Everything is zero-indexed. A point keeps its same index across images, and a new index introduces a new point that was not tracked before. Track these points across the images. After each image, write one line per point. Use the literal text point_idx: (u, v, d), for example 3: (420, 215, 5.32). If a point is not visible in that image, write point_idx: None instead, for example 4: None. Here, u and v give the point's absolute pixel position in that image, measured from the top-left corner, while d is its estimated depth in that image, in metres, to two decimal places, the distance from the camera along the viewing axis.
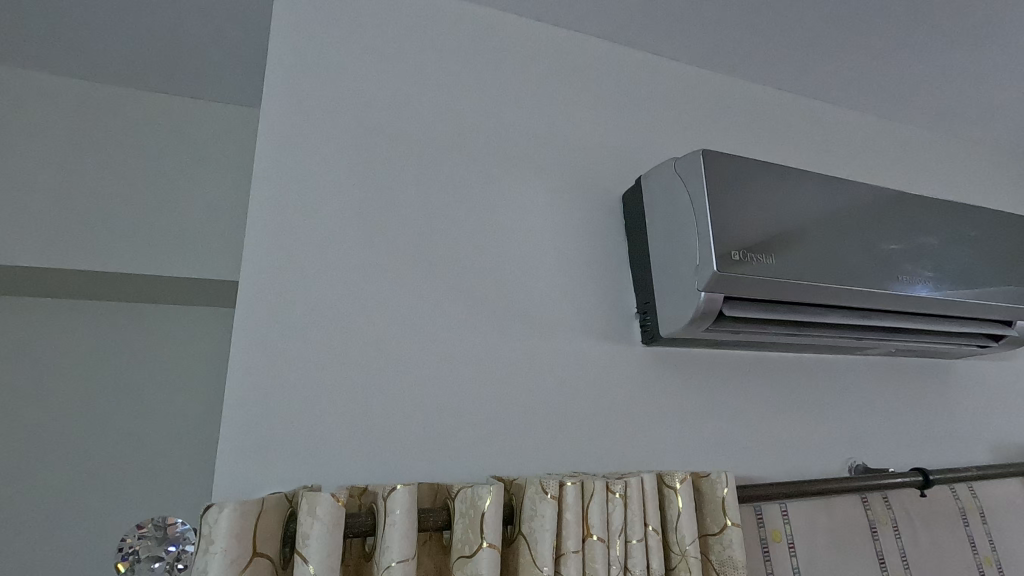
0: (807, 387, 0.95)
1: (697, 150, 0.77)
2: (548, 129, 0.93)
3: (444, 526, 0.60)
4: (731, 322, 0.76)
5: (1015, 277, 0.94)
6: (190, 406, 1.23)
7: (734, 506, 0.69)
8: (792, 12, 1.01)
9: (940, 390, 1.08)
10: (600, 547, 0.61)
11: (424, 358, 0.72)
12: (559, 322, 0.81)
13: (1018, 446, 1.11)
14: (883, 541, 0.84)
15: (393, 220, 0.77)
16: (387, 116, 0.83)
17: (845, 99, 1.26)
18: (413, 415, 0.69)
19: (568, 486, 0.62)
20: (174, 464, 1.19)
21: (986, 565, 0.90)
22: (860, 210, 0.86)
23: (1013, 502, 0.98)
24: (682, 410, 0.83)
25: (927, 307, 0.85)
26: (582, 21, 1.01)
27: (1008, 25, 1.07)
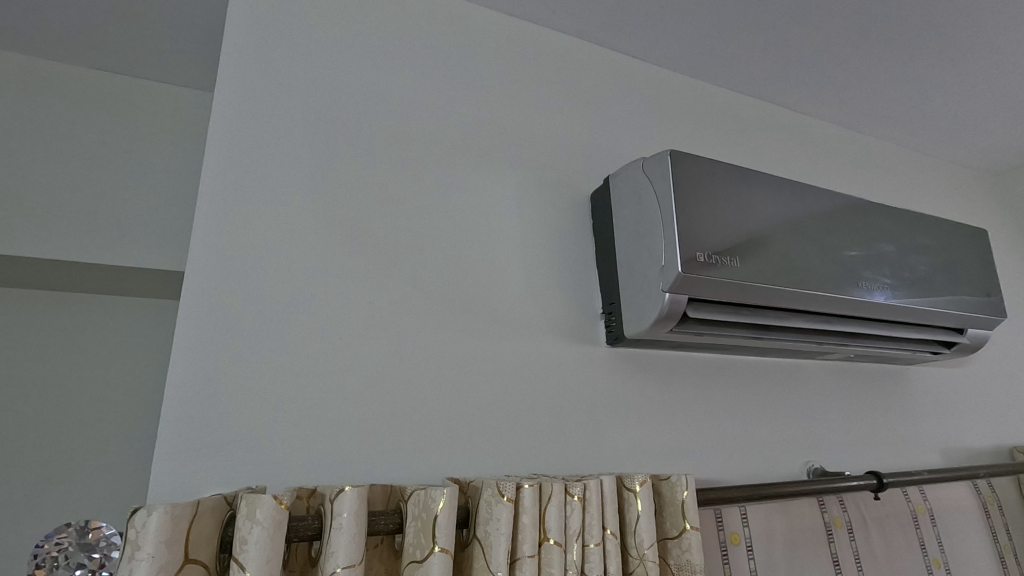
0: (765, 390, 1.00)
1: (670, 152, 0.82)
2: (519, 131, 0.95)
3: (396, 529, 0.59)
4: (690, 322, 0.83)
5: (952, 287, 1.04)
6: (143, 402, 1.18)
7: (693, 509, 0.69)
8: (765, 24, 1.03)
9: (892, 393, 1.14)
10: (557, 551, 0.60)
11: (386, 360, 0.73)
12: (529, 322, 0.84)
13: (961, 450, 1.18)
14: (837, 542, 0.94)
15: (357, 223, 0.77)
16: (358, 111, 0.83)
17: (819, 105, 1.28)
18: (372, 418, 0.70)
19: (525, 488, 0.61)
20: (122, 462, 1.13)
21: (933, 566, 1.01)
22: (819, 219, 0.93)
23: (957, 504, 1.08)
24: (644, 411, 0.88)
25: (872, 312, 0.93)
26: (558, 20, 1.02)
27: (978, 39, 1.09)
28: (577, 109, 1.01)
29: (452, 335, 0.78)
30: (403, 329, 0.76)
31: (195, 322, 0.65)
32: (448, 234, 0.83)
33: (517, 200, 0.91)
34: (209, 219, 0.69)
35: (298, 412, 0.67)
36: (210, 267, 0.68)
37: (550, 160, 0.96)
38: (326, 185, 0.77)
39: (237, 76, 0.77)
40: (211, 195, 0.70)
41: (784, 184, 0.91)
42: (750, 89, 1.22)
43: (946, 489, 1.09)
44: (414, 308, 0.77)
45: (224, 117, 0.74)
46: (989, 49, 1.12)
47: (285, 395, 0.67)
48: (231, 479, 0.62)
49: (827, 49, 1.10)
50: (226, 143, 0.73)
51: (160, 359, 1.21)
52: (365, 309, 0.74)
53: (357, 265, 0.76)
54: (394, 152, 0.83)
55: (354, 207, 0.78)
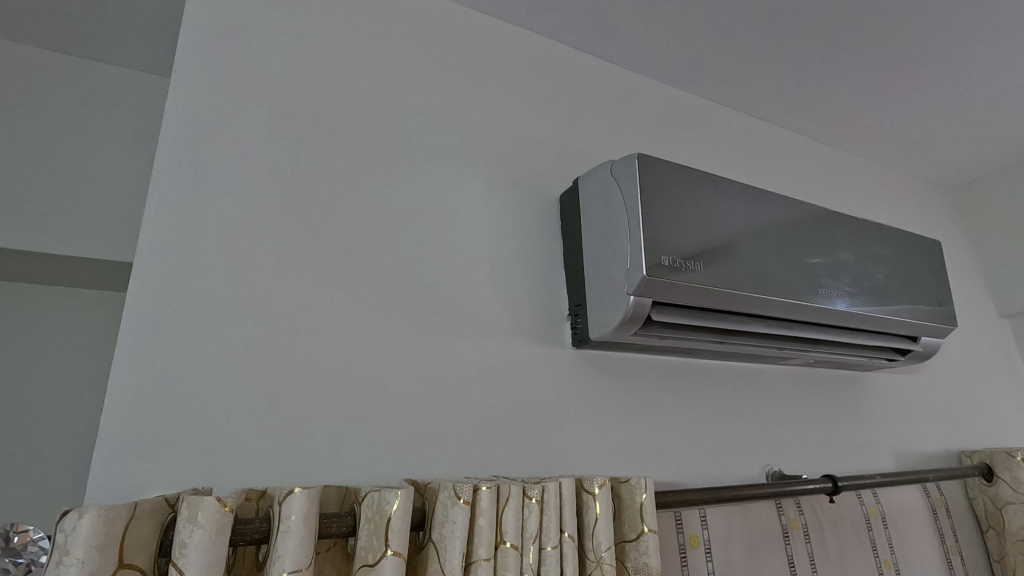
0: (728, 394, 1.01)
1: (637, 155, 0.83)
2: (489, 129, 0.94)
3: (348, 532, 0.58)
4: (655, 326, 0.84)
5: (907, 296, 1.08)
6: (80, 402, 1.12)
7: (651, 512, 0.69)
8: (734, 33, 1.05)
9: (850, 398, 1.17)
10: (513, 554, 0.60)
11: (346, 358, 0.72)
12: (494, 322, 0.84)
13: (913, 454, 1.21)
14: (793, 544, 0.95)
15: (319, 216, 0.76)
16: (322, 102, 0.81)
17: (786, 115, 1.31)
18: (329, 417, 0.69)
19: (482, 490, 0.60)
20: (57, 464, 1.07)
21: (884, 567, 1.03)
22: (782, 226, 0.95)
23: (907, 507, 1.12)
24: (608, 413, 0.88)
25: (830, 319, 0.95)
26: (531, 20, 1.02)
27: (936, 56, 1.13)
28: (549, 110, 1.01)
29: (415, 334, 0.77)
30: (364, 328, 0.74)
31: (142, 315, 0.62)
32: (414, 232, 0.82)
33: (486, 199, 0.90)
34: (162, 209, 0.67)
35: (252, 410, 0.65)
36: (160, 258, 0.65)
37: (520, 160, 0.95)
38: (287, 178, 0.75)
39: (195, 61, 0.74)
40: (164, 183, 0.68)
41: (749, 192, 0.93)
42: (720, 97, 1.24)
43: (898, 493, 1.12)
44: (375, 306, 0.76)
45: (180, 103, 0.71)
46: (946, 66, 1.16)
47: (238, 393, 0.65)
48: (178, 480, 0.60)
49: (795, 60, 1.12)
50: (180, 130, 0.70)
51: (107, 357, 1.17)
52: (325, 305, 0.72)
53: (317, 261, 0.74)
54: (359, 145, 0.82)
55: (316, 201, 0.76)
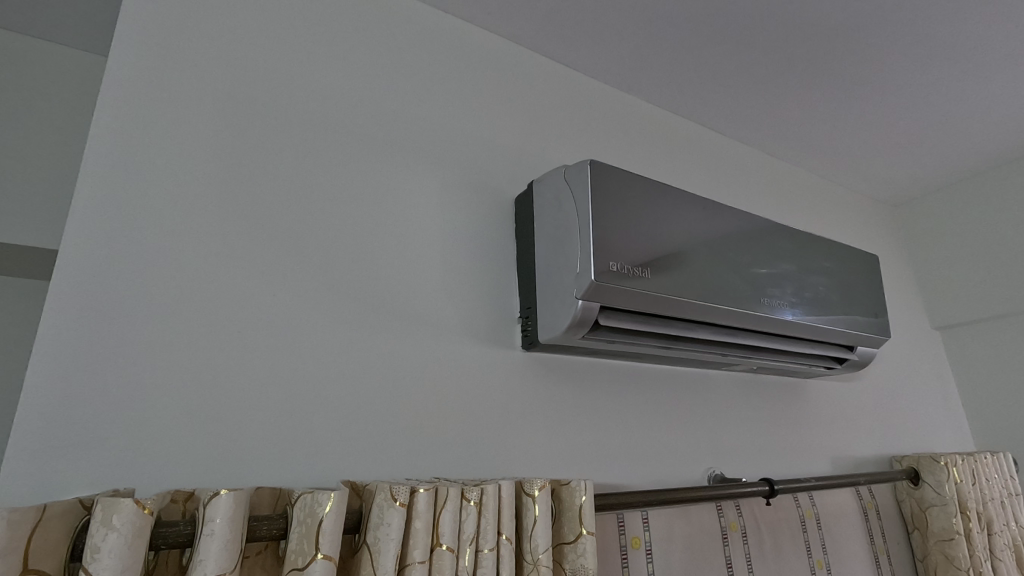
0: (674, 398, 1.03)
1: (590, 161, 0.84)
2: (445, 127, 0.93)
3: (279, 535, 0.56)
4: (603, 330, 0.85)
5: (845, 307, 1.12)
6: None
7: (590, 514, 0.70)
8: (690, 44, 1.08)
9: (791, 404, 1.21)
10: (449, 556, 0.59)
11: (286, 356, 0.70)
12: (443, 322, 0.83)
13: (849, 459, 1.27)
14: (731, 546, 0.98)
15: (264, 211, 0.74)
16: (272, 92, 0.79)
17: (738, 127, 1.35)
18: (268, 416, 0.67)
19: (419, 492, 0.59)
20: None
21: (816, 567, 1.07)
22: (729, 236, 0.97)
23: (841, 509, 1.17)
24: (555, 416, 0.89)
25: (771, 327, 0.99)
26: (492, 21, 1.02)
27: (879, 77, 1.19)
28: (507, 112, 1.01)
29: (360, 333, 0.76)
30: (308, 325, 0.72)
31: (66, 306, 0.59)
32: (364, 230, 0.80)
33: (440, 198, 0.89)
34: (92, 194, 0.63)
35: (185, 407, 0.63)
36: (89, 246, 0.62)
37: (476, 160, 0.95)
38: (232, 169, 0.73)
39: (135, 41, 0.71)
40: (96, 167, 0.64)
41: (698, 201, 0.95)
42: (676, 107, 1.27)
43: (832, 495, 1.17)
44: (321, 303, 0.74)
45: (117, 84, 0.68)
46: (886, 87, 1.22)
47: (168, 389, 0.62)
48: (99, 480, 0.57)
49: (747, 73, 1.16)
50: (116, 113, 0.67)
51: (26, 348, 1.10)
52: (267, 302, 0.71)
53: (261, 256, 0.72)
54: (310, 138, 0.80)
55: (262, 194, 0.74)
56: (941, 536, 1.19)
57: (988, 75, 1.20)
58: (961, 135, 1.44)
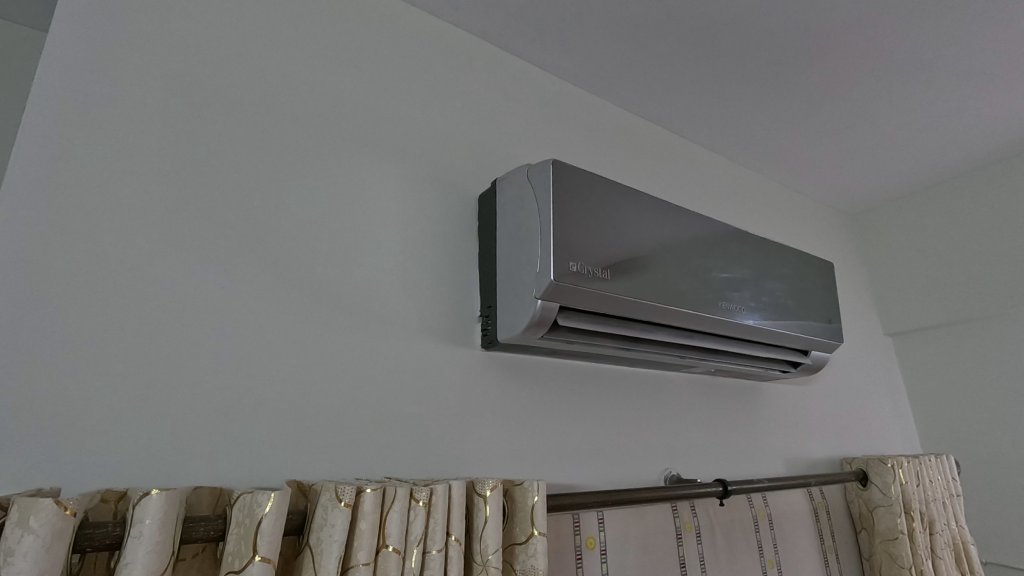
0: (633, 399, 1.04)
1: (553, 161, 0.83)
2: (409, 122, 0.92)
3: (216, 536, 0.54)
4: (563, 331, 0.85)
5: (801, 312, 1.15)
6: None
7: (542, 514, 0.69)
8: (657, 49, 1.09)
9: (748, 406, 1.24)
10: (394, 558, 0.58)
11: (234, 351, 0.68)
12: (401, 319, 0.82)
13: (802, 460, 1.30)
14: (686, 546, 0.99)
15: (215, 200, 0.71)
16: (227, 79, 0.76)
17: (703, 133, 1.38)
18: (213, 413, 0.65)
19: (366, 492, 0.58)
20: None
21: (768, 566, 1.10)
22: (690, 241, 0.98)
23: (792, 510, 1.19)
24: (513, 415, 0.88)
25: (729, 330, 1.00)
26: (460, 16, 1.01)
27: (838, 88, 1.22)
28: (473, 110, 1.01)
29: (314, 329, 0.74)
30: (258, 320, 0.70)
31: None
32: (320, 223, 0.79)
33: (401, 194, 0.88)
34: (25, 177, 0.60)
35: (123, 403, 0.60)
36: (19, 231, 0.58)
37: (439, 157, 0.94)
38: (181, 157, 0.70)
39: (79, 18, 0.68)
40: (31, 148, 0.61)
41: (660, 205, 0.96)
42: (644, 110, 1.28)
43: (785, 496, 1.20)
44: (272, 297, 0.72)
45: (57, 62, 0.65)
46: (844, 98, 1.26)
47: (104, 384, 0.59)
48: (23, 478, 0.54)
49: (712, 80, 1.18)
50: (55, 93, 0.64)
51: None
52: (214, 295, 0.68)
53: (209, 247, 0.69)
54: (266, 127, 0.78)
55: (213, 184, 0.72)
56: (886, 536, 1.23)
57: (937, 92, 1.25)
58: (914, 148, 1.49)
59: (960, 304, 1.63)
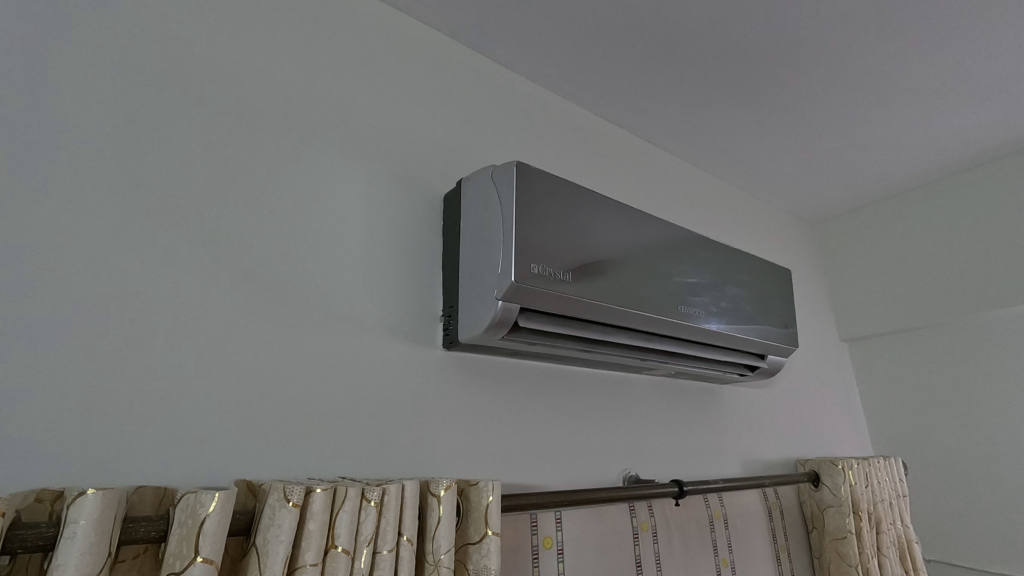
0: (593, 400, 1.05)
1: (517, 163, 0.84)
2: (375, 118, 0.92)
3: (157, 537, 0.53)
4: (524, 332, 0.85)
5: (758, 317, 1.18)
6: None
7: (496, 514, 0.70)
8: (625, 54, 1.11)
9: (707, 409, 1.26)
10: (343, 558, 0.58)
11: (185, 348, 0.66)
12: (362, 317, 0.81)
13: (757, 461, 1.33)
14: (642, 545, 1.01)
15: (169, 192, 0.69)
16: (186, 67, 0.75)
17: (669, 139, 1.41)
18: (161, 410, 0.63)
19: (315, 492, 0.57)
20: None
21: (721, 565, 1.12)
22: (652, 245, 1.00)
23: (747, 510, 1.22)
24: (474, 415, 0.89)
25: (687, 334, 1.02)
26: (431, 14, 1.01)
27: (799, 99, 1.26)
28: (441, 109, 1.01)
29: (270, 325, 0.73)
30: (211, 316, 0.69)
31: None
32: (279, 218, 0.77)
33: (365, 191, 0.87)
34: None
35: (64, 400, 0.58)
36: None
37: (405, 154, 0.93)
38: (134, 145, 0.68)
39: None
40: None
41: (623, 209, 0.97)
42: (613, 114, 1.30)
43: (740, 496, 1.22)
44: (227, 293, 0.70)
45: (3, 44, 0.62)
46: (805, 108, 1.30)
47: (44, 378, 0.58)
48: None
49: (679, 87, 1.21)
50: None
51: None
52: (164, 289, 0.66)
53: (161, 240, 0.67)
54: (225, 117, 0.76)
55: (167, 174, 0.70)
56: (835, 535, 1.27)
57: (892, 106, 1.31)
58: (870, 159, 1.55)
59: (910, 312, 1.70)
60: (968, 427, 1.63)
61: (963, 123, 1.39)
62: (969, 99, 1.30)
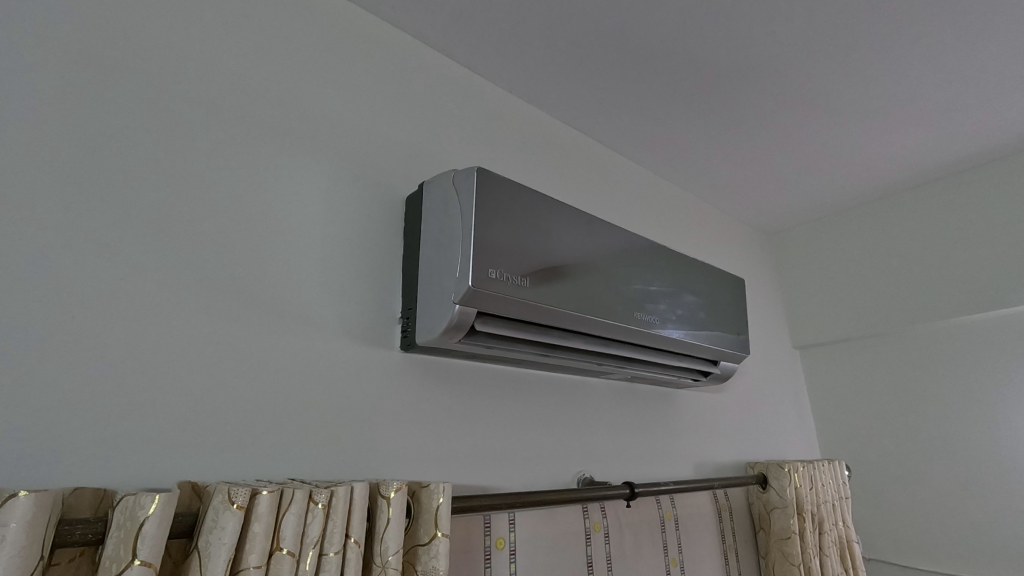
0: (550, 404, 1.07)
1: (478, 168, 0.85)
2: (339, 117, 0.91)
3: (94, 540, 0.52)
4: (481, 336, 0.87)
5: (712, 324, 1.22)
6: None
7: (446, 516, 0.71)
8: (591, 63, 1.13)
9: (662, 412, 1.30)
10: (288, 561, 0.58)
11: (132, 346, 0.65)
12: (318, 318, 0.81)
13: (709, 464, 1.38)
14: (594, 546, 1.03)
15: (119, 186, 0.68)
16: (143, 57, 0.73)
17: (632, 148, 1.44)
18: (104, 409, 0.62)
19: (261, 495, 0.57)
20: None
21: (671, 565, 1.15)
22: (609, 252, 1.03)
23: (697, 511, 1.26)
24: (430, 417, 0.89)
25: (642, 340, 1.05)
26: (398, 15, 1.01)
27: (757, 112, 1.31)
28: (405, 110, 1.01)
29: (221, 323, 0.72)
30: (160, 313, 0.68)
31: None
32: (235, 215, 0.76)
33: (326, 191, 0.87)
34: None
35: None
36: None
37: (368, 155, 0.94)
38: (83, 137, 0.67)
39: None
40: None
41: (582, 217, 0.99)
42: (579, 121, 1.33)
43: (691, 497, 1.26)
44: (179, 291, 0.69)
45: None
46: (763, 122, 1.35)
47: None
48: None
49: (642, 97, 1.24)
50: None
51: None
52: (111, 285, 0.65)
53: (108, 235, 0.66)
54: (181, 111, 0.75)
55: (118, 168, 0.68)
56: (780, 535, 1.32)
57: (843, 123, 1.37)
58: (823, 173, 1.62)
59: (858, 321, 1.78)
60: (907, 431, 1.72)
61: (908, 142, 1.47)
62: (913, 120, 1.37)
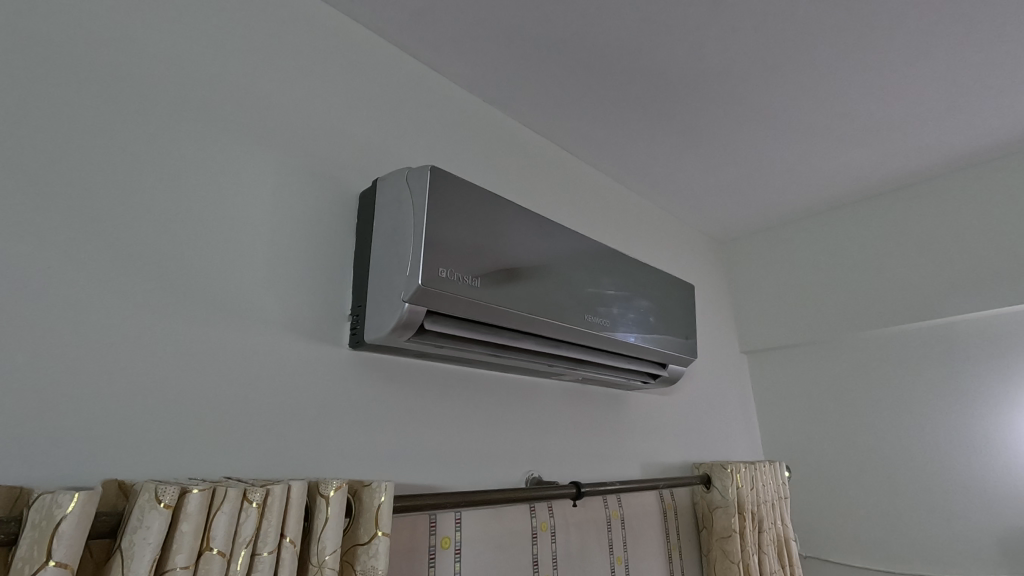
0: (500, 404, 1.08)
1: (432, 167, 0.85)
2: (292, 108, 0.90)
3: (6, 541, 0.49)
4: (430, 335, 0.86)
5: (662, 328, 1.25)
6: None
7: (387, 515, 0.70)
8: (551, 66, 1.15)
9: (611, 414, 1.33)
10: (218, 561, 0.56)
11: (57, 336, 0.62)
12: (263, 313, 0.79)
13: (657, 464, 1.41)
14: (540, 545, 1.04)
15: (50, 168, 0.64)
16: (83, 36, 0.70)
17: (590, 152, 1.47)
18: (26, 403, 0.59)
19: (191, 493, 0.56)
20: None
21: (616, 563, 1.18)
22: (562, 254, 1.04)
23: (643, 510, 1.29)
24: (377, 416, 0.88)
25: (592, 342, 1.07)
26: (357, 8, 1.00)
27: (711, 122, 1.36)
28: (362, 105, 1.00)
29: (158, 316, 0.69)
30: (90, 304, 0.65)
31: None
32: (176, 204, 0.73)
33: (275, 184, 0.85)
34: None
35: None
36: None
37: (321, 149, 0.92)
38: (12, 115, 0.63)
39: None
40: None
41: (536, 219, 1.01)
42: (538, 124, 1.35)
43: (638, 497, 1.29)
44: (112, 281, 0.66)
45: None
46: (715, 132, 1.40)
47: None
48: None
49: (601, 102, 1.27)
50: None
51: None
52: (37, 273, 0.62)
53: (36, 220, 0.62)
54: (124, 94, 0.72)
55: (50, 150, 0.65)
56: (722, 534, 1.37)
57: (791, 137, 1.44)
58: (772, 184, 1.69)
59: (801, 327, 1.86)
60: (845, 434, 1.80)
61: (850, 157, 1.55)
62: (855, 137, 1.45)
